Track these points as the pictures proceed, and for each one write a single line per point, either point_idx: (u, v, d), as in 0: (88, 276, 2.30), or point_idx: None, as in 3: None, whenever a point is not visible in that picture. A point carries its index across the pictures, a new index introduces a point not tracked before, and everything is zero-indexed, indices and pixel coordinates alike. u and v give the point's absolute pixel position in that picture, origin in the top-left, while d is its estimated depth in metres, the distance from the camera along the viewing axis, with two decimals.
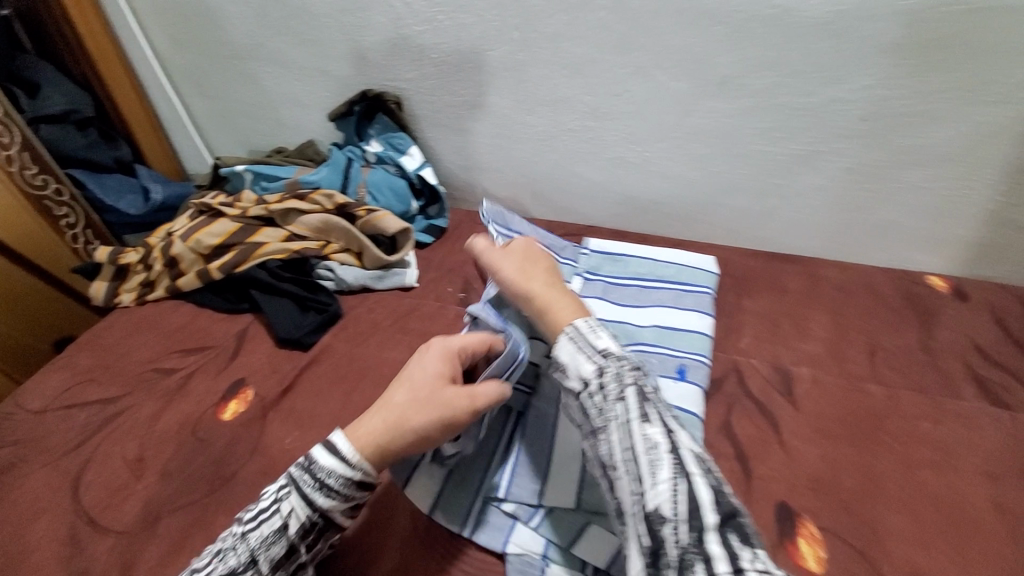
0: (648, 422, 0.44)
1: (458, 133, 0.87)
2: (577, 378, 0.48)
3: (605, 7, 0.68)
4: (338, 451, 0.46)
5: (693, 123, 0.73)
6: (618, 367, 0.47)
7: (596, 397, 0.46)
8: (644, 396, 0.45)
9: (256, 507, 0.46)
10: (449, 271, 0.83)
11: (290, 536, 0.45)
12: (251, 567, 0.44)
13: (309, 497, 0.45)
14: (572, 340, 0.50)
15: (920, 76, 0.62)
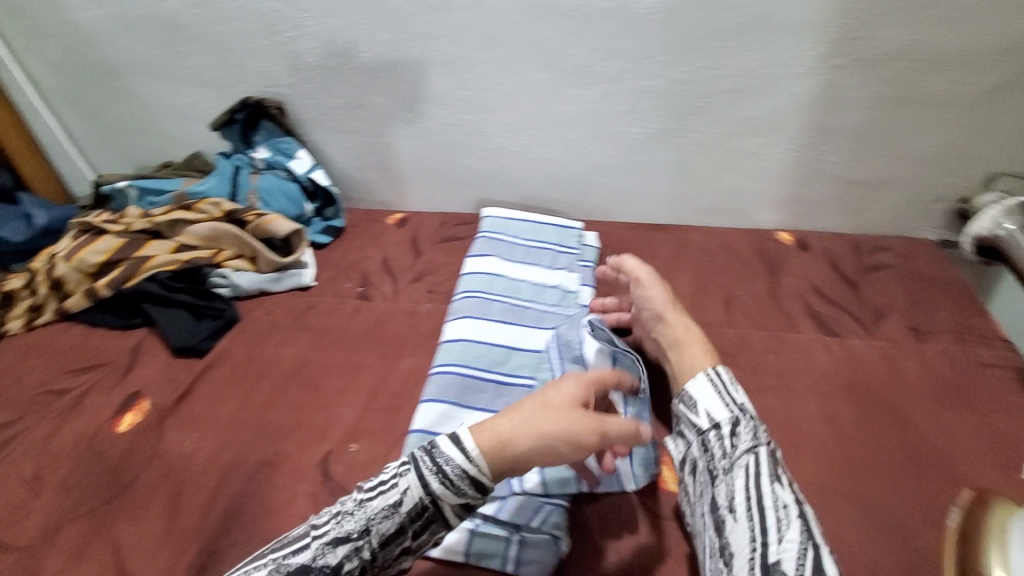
0: (780, 481, 0.46)
1: (345, 134, 0.89)
2: (706, 419, 0.52)
3: (462, 7, 0.73)
4: (463, 442, 0.44)
5: (559, 110, 0.80)
6: (753, 418, 0.51)
7: (725, 441, 0.50)
8: (774, 457, 0.48)
9: (375, 478, 0.47)
10: (347, 268, 0.85)
11: (401, 516, 0.45)
12: (363, 537, 0.44)
13: (428, 480, 0.44)
14: (710, 381, 0.54)
15: (739, 55, 0.71)
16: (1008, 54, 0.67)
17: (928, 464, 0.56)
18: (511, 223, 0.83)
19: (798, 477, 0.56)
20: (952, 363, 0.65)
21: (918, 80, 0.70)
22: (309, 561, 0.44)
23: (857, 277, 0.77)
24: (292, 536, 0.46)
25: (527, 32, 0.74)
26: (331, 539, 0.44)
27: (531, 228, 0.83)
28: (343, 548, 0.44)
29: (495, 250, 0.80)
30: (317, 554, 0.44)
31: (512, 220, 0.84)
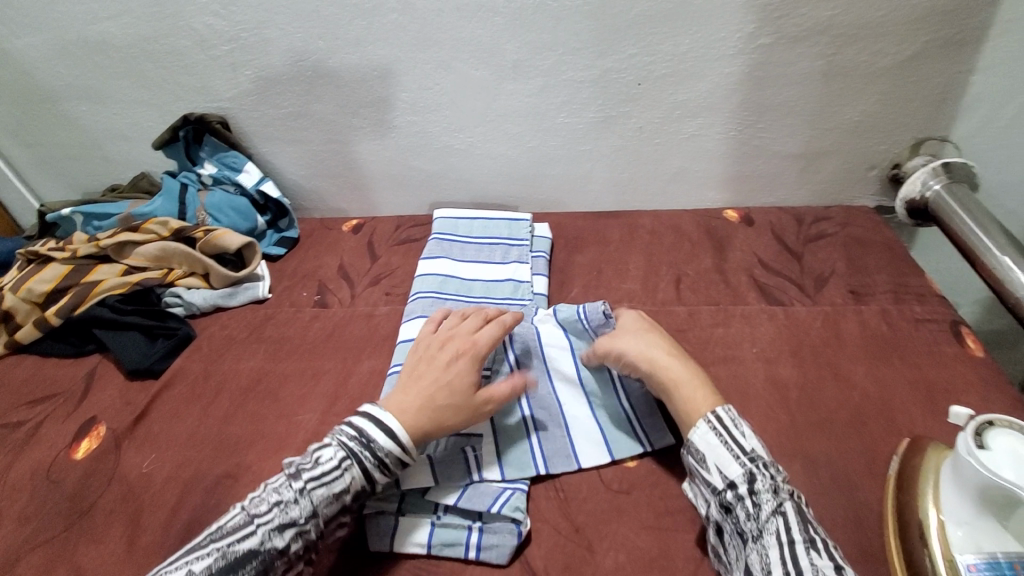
0: (815, 546, 0.43)
1: (292, 144, 0.89)
2: (720, 476, 0.48)
3: (395, 10, 0.74)
4: (393, 430, 0.52)
5: (501, 105, 0.81)
6: (770, 470, 0.47)
7: (747, 503, 0.46)
8: (801, 514, 0.45)
9: (315, 470, 0.50)
10: (303, 278, 0.85)
11: (343, 501, 0.50)
12: (309, 521, 0.49)
13: (369, 470, 0.51)
14: (712, 431, 0.50)
15: (669, 41, 0.74)
16: (921, 22, 0.70)
17: (869, 417, 0.59)
18: (465, 222, 0.85)
19: None
20: (889, 321, 0.68)
21: (840, 54, 0.73)
22: (256, 546, 0.47)
23: (800, 248, 0.80)
24: (234, 524, 0.49)
25: (462, 31, 0.75)
26: (276, 525, 0.48)
27: (484, 223, 0.84)
28: (288, 532, 0.48)
29: (450, 250, 0.81)
30: (265, 539, 0.47)
31: (466, 219, 0.85)
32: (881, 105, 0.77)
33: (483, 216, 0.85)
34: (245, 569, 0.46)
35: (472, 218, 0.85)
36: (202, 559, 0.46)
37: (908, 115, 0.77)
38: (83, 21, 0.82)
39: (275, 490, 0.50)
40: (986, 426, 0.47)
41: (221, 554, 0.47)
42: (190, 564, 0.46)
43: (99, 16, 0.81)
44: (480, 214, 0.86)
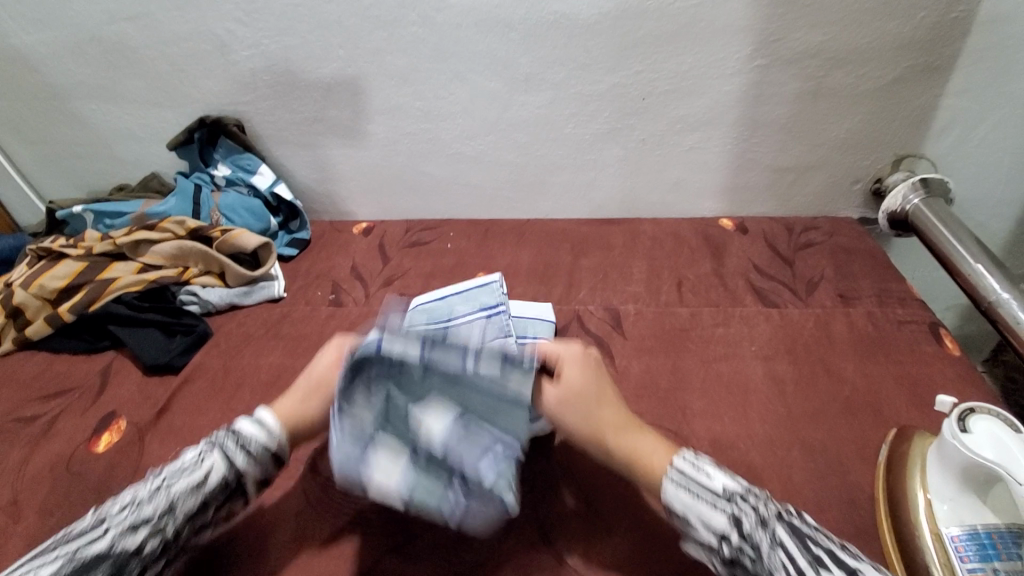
0: (823, 564, 0.38)
1: (306, 149, 0.92)
2: (707, 532, 0.43)
3: (415, 22, 0.77)
4: (265, 422, 0.51)
5: (512, 116, 0.85)
6: (750, 502, 0.44)
7: (747, 552, 0.41)
8: (796, 532, 0.41)
9: (174, 466, 0.48)
10: (317, 278, 0.87)
11: (206, 492, 0.47)
12: (167, 516, 0.45)
13: (233, 459, 0.49)
14: (679, 485, 0.46)
15: (672, 59, 0.78)
16: (902, 49, 0.76)
17: (859, 409, 0.63)
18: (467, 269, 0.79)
19: (749, 430, 0.62)
20: (874, 322, 0.73)
21: (829, 76, 0.79)
22: (105, 549, 0.42)
23: (791, 255, 0.85)
24: (86, 528, 0.45)
25: (479, 44, 0.79)
26: (128, 526, 0.44)
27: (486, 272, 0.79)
28: (141, 531, 0.44)
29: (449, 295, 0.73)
30: (115, 541, 0.43)
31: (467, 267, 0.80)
32: (865, 123, 0.83)
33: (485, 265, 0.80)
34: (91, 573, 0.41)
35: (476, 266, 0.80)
36: (47, 565, 0.42)
37: (889, 133, 0.83)
38: (102, 23, 0.83)
39: (129, 492, 0.47)
40: (969, 413, 0.52)
41: (68, 558, 0.42)
42: (34, 571, 0.41)
43: (118, 17, 0.82)
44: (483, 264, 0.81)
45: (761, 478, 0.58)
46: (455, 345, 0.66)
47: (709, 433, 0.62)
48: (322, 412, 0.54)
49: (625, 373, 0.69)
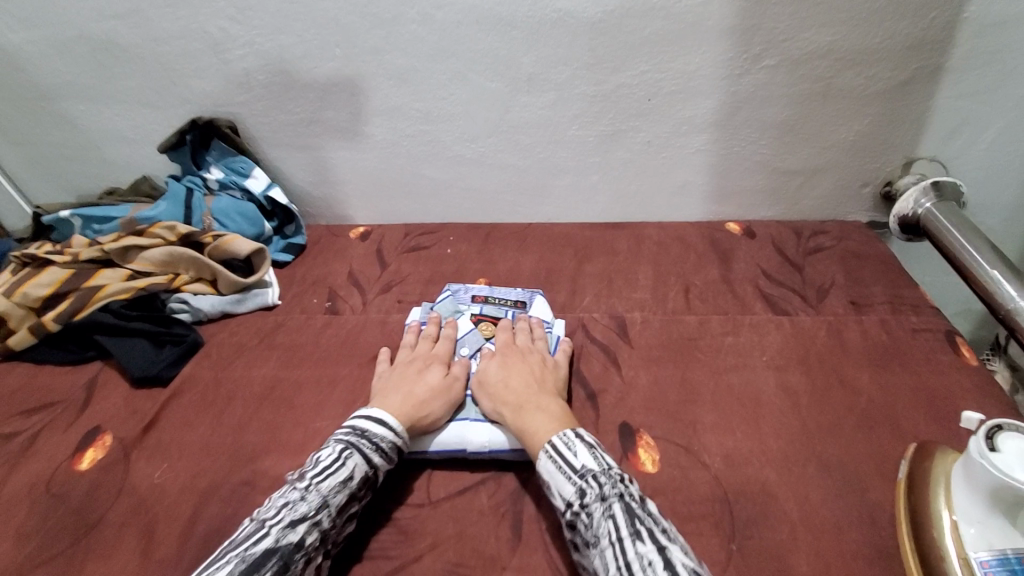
0: (640, 536, 0.44)
1: (301, 150, 0.89)
2: (560, 498, 0.49)
3: (414, 20, 0.74)
4: (387, 423, 0.56)
5: (514, 118, 0.82)
6: (600, 479, 0.48)
7: (584, 517, 0.47)
8: (631, 511, 0.46)
9: (315, 466, 0.51)
10: (312, 285, 0.85)
11: (351, 487, 0.51)
12: (322, 511, 0.49)
13: (370, 457, 0.53)
14: (550, 460, 0.51)
15: (681, 59, 0.75)
16: (916, 49, 0.74)
17: (876, 423, 0.61)
18: (463, 302, 0.76)
19: (763, 445, 0.60)
20: (888, 331, 0.71)
21: (840, 77, 0.76)
22: (272, 545, 0.46)
23: (801, 260, 0.83)
24: (246, 534, 0.47)
25: (480, 43, 0.75)
26: (288, 522, 0.47)
27: (483, 307, 0.75)
28: (302, 526, 0.47)
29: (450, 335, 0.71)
30: (280, 537, 0.46)
31: (463, 301, 0.77)
32: (876, 125, 0.81)
33: (482, 295, 0.76)
34: (266, 567, 0.44)
35: (473, 298, 0.77)
36: (221, 567, 0.44)
37: (900, 135, 0.81)
38: (88, 20, 0.80)
39: (278, 493, 0.50)
40: (996, 430, 0.49)
41: (239, 559, 0.44)
42: (211, 574, 0.43)
43: (106, 15, 0.79)
44: (480, 294, 0.78)
45: (775, 496, 0.55)
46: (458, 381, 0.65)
47: (719, 449, 0.60)
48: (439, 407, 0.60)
49: (633, 384, 0.67)
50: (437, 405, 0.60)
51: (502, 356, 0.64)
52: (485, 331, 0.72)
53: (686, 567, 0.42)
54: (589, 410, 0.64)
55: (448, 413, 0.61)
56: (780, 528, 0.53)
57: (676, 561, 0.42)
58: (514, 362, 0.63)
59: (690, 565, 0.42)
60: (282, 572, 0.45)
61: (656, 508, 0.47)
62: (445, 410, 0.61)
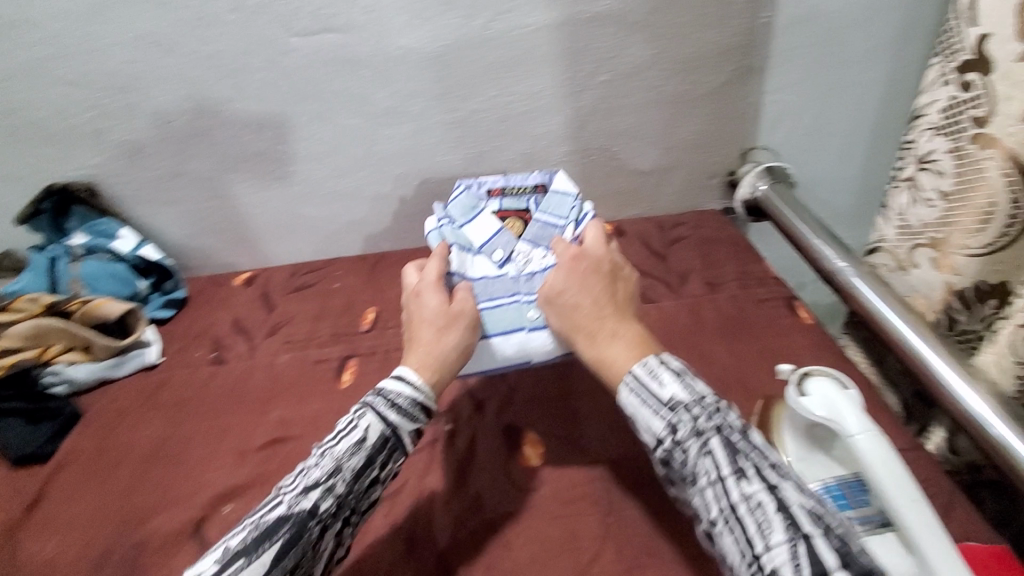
0: (745, 476, 0.42)
1: (170, 205, 0.88)
2: (649, 435, 0.47)
3: (261, 67, 0.76)
4: (406, 379, 0.54)
5: (380, 150, 0.85)
6: (692, 410, 0.46)
7: (675, 453, 0.45)
8: (732, 447, 0.44)
9: (333, 432, 0.52)
10: (196, 338, 0.83)
11: (368, 448, 0.50)
12: (334, 476, 0.49)
13: (385, 415, 0.52)
14: (632, 391, 0.49)
15: (524, 82, 0.82)
16: (726, 55, 0.82)
17: (731, 386, 0.68)
18: (481, 199, 0.73)
19: (634, 424, 0.66)
20: (738, 304, 0.79)
21: (667, 85, 0.85)
22: (284, 513, 0.47)
23: (664, 251, 0.91)
24: (266, 501, 0.49)
25: (332, 84, 0.78)
26: (301, 489, 0.48)
27: (502, 202, 0.74)
28: (314, 492, 0.48)
29: (477, 239, 0.69)
30: (293, 503, 0.47)
31: (479, 196, 0.74)
32: (708, 125, 0.90)
33: (498, 188, 0.74)
34: (277, 534, 0.45)
35: (490, 193, 0.74)
36: (235, 534, 0.46)
37: (730, 131, 0.91)
38: None
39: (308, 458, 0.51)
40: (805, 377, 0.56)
41: (253, 526, 0.46)
42: (224, 542, 0.46)
43: None
44: (494, 184, 0.75)
45: (644, 465, 0.62)
46: (507, 289, 0.63)
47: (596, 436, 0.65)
48: (458, 340, 0.57)
49: (517, 389, 0.71)
50: (450, 339, 0.57)
51: (564, 268, 0.58)
52: (514, 228, 0.72)
53: (802, 507, 0.41)
54: (477, 418, 0.68)
55: (473, 337, 0.58)
56: (649, 498, 0.59)
57: (787, 500, 0.41)
58: (570, 276, 0.57)
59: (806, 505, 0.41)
60: (295, 540, 0.46)
61: (761, 437, 0.46)
62: (468, 337, 0.58)
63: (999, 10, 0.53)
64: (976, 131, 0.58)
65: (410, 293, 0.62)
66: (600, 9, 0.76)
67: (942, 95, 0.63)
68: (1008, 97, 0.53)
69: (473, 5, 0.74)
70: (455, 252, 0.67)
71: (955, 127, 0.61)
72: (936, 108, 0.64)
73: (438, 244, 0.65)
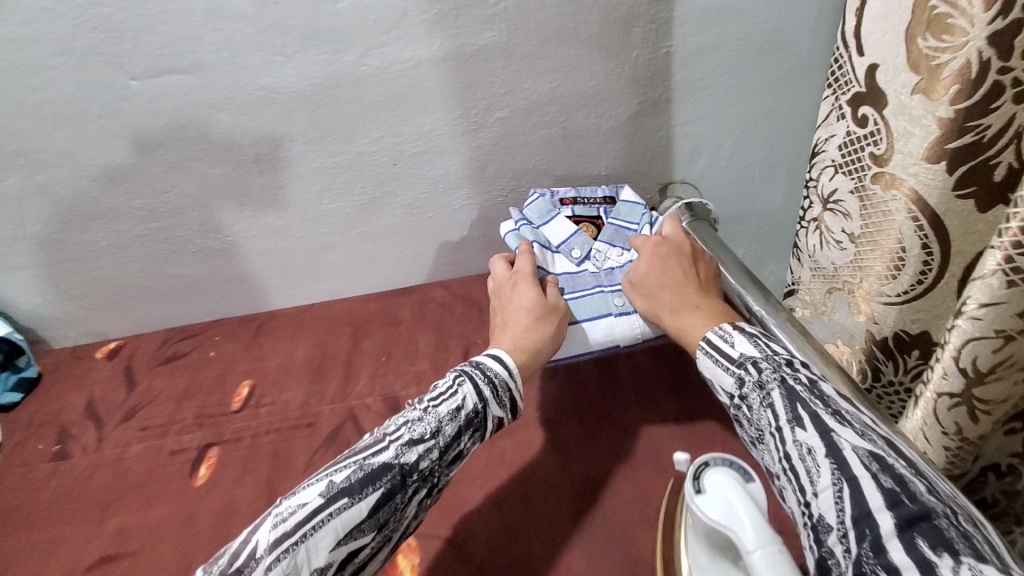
0: (800, 423, 0.45)
1: (12, 272, 0.77)
2: (722, 394, 0.52)
3: (101, 115, 0.66)
4: (503, 360, 0.59)
5: (255, 202, 0.76)
6: (759, 365, 0.50)
7: (743, 410, 0.50)
8: (790, 395, 0.46)
9: (433, 394, 0.56)
10: (38, 427, 0.72)
11: (459, 419, 0.54)
12: (433, 438, 0.53)
13: (480, 389, 0.57)
14: (705, 353, 0.54)
15: (411, 121, 0.73)
16: (632, 85, 0.75)
17: (640, 461, 0.62)
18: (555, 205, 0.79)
19: (529, 514, 0.58)
20: (655, 358, 0.71)
21: (571, 119, 0.77)
22: (390, 459, 0.51)
23: None
24: (366, 446, 0.53)
25: (188, 131, 0.69)
26: (407, 441, 0.52)
27: (575, 209, 0.80)
28: (419, 447, 0.52)
29: (556, 238, 0.76)
30: (398, 453, 0.52)
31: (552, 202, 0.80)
32: (622, 160, 0.83)
33: (571, 196, 0.80)
34: (380, 481, 0.50)
35: (562, 200, 0.80)
36: (341, 470, 0.51)
37: (646, 165, 0.84)
38: None
39: (395, 420, 0.55)
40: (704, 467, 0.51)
41: (358, 466, 0.51)
42: (329, 478, 0.51)
43: None
44: (567, 195, 0.81)
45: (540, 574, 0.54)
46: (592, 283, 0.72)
47: (487, 531, 0.57)
48: (554, 325, 0.63)
49: None
50: (543, 327, 0.63)
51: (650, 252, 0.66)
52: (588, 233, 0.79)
53: (855, 451, 0.42)
54: None
55: (559, 326, 0.64)
56: None
57: (841, 443, 0.42)
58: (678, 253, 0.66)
59: (863, 449, 0.42)
60: (395, 491, 0.50)
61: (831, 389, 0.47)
62: (549, 328, 0.63)
63: (888, 39, 0.50)
64: (876, 171, 0.54)
65: (500, 281, 0.68)
66: (485, 41, 0.68)
67: (838, 131, 0.59)
68: (907, 133, 0.50)
69: (340, 39, 0.65)
70: (539, 246, 0.74)
71: (856, 166, 0.57)
72: (834, 145, 0.60)
73: (523, 239, 0.72)
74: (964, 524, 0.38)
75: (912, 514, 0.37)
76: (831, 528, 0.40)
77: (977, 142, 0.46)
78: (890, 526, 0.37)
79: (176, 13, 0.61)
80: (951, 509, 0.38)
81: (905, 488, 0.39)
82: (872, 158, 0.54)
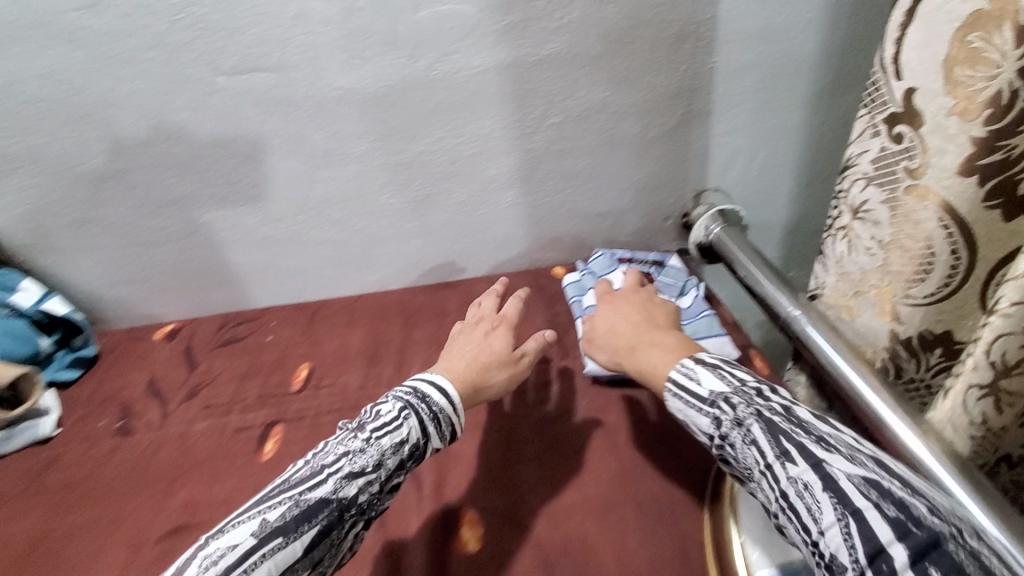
0: (789, 459, 0.45)
1: (81, 253, 0.80)
2: (702, 435, 0.53)
3: (185, 108, 0.70)
4: (448, 395, 0.59)
5: (319, 194, 0.80)
6: (732, 403, 0.51)
7: (726, 449, 0.50)
8: (774, 432, 0.47)
9: (377, 421, 0.55)
10: (102, 404, 0.77)
11: (401, 454, 0.54)
12: (378, 470, 0.52)
13: (426, 424, 0.56)
14: (675, 397, 0.55)
15: (472, 123, 0.77)
16: (677, 98, 0.80)
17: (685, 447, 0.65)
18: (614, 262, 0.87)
19: (580, 493, 0.61)
20: None
21: (618, 128, 0.82)
22: (327, 495, 0.49)
23: None
24: (297, 478, 0.51)
25: (264, 124, 0.73)
26: (346, 475, 0.51)
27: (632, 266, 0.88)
28: (358, 481, 0.51)
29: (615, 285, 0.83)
30: (338, 486, 0.50)
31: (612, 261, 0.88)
32: (662, 168, 0.87)
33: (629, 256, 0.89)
34: (317, 517, 0.48)
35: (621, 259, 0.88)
36: (277, 506, 0.48)
37: (684, 174, 0.89)
38: None
39: (340, 443, 0.54)
40: None
41: (294, 501, 0.48)
42: (262, 515, 0.47)
43: None
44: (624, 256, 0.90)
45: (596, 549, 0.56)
46: None
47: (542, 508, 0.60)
48: (511, 369, 0.66)
49: (458, 456, 0.66)
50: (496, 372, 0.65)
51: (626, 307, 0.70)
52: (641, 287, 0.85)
53: (850, 478, 0.41)
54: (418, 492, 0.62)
55: (509, 378, 0.66)
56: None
57: (834, 473, 0.42)
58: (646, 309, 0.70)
59: (856, 477, 0.41)
60: (331, 528, 0.48)
61: (807, 411, 0.48)
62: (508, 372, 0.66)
63: (927, 67, 0.51)
64: (911, 183, 0.55)
65: (486, 319, 0.73)
66: (548, 51, 0.73)
67: (872, 147, 0.59)
68: (941, 151, 0.52)
69: (415, 45, 0.69)
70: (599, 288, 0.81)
71: (889, 180, 0.58)
72: (867, 158, 0.60)
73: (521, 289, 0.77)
74: (968, 542, 0.37)
75: (922, 541, 0.36)
76: (845, 567, 0.39)
77: (1005, 160, 0.48)
78: (903, 558, 0.36)
79: (269, 16, 0.65)
80: (955, 528, 0.38)
81: (909, 514, 0.38)
82: (907, 171, 0.56)
